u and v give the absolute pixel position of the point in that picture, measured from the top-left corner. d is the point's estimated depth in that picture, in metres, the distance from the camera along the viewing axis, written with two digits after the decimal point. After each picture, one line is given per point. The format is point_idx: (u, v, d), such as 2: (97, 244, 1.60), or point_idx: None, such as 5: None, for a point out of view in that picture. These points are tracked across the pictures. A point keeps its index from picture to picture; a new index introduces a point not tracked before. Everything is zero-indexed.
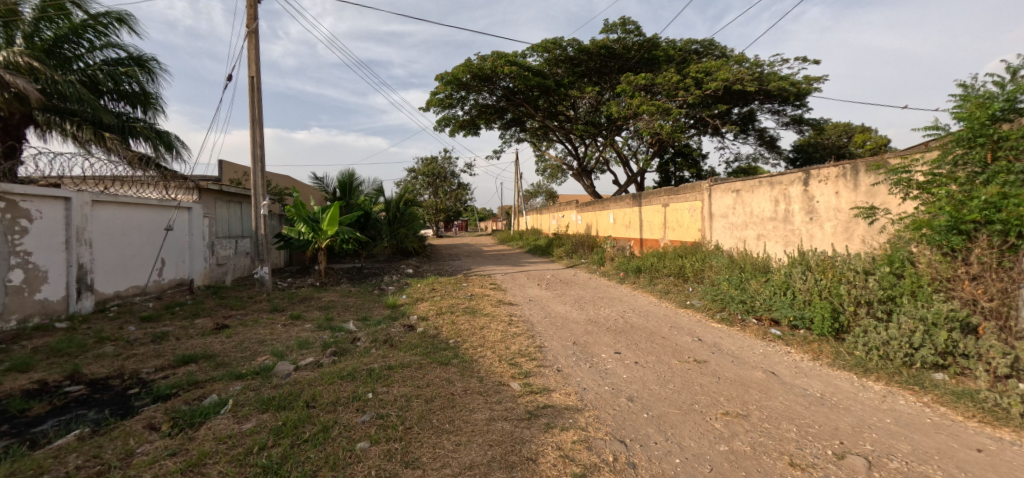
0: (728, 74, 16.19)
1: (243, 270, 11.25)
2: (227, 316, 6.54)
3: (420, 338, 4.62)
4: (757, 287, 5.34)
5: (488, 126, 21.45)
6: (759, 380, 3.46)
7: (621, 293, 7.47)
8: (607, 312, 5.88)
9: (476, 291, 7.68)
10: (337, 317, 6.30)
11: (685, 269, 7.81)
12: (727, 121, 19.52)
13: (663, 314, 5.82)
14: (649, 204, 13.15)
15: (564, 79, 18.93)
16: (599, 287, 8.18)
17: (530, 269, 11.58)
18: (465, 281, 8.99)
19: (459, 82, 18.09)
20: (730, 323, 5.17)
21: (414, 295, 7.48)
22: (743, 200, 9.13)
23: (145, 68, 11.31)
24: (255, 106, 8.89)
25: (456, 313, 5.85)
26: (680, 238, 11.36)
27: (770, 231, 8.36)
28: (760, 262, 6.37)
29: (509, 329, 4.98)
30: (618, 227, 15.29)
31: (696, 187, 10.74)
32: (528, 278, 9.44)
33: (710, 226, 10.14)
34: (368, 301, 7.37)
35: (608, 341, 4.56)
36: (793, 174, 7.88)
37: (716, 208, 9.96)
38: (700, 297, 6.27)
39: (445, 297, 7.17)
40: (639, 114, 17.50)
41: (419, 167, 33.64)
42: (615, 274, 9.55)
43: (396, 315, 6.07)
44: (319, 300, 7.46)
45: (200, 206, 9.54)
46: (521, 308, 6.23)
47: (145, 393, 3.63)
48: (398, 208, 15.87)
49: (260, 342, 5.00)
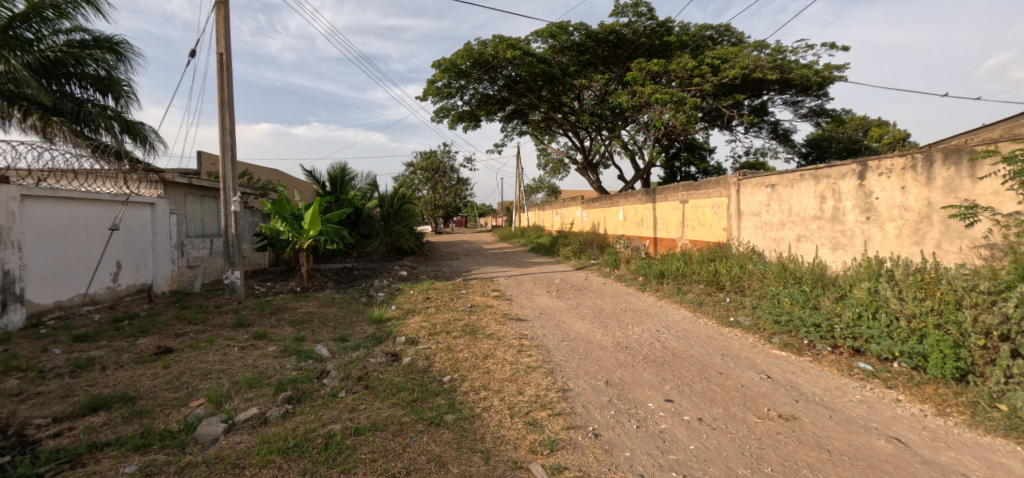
0: (747, 62, 15.09)
1: (217, 273, 10.14)
2: (179, 334, 5.46)
3: (404, 375, 3.54)
4: (831, 306, 4.23)
5: (489, 117, 20.30)
6: (892, 458, 2.40)
7: (646, 305, 6.41)
8: (638, 333, 4.80)
9: (477, 301, 6.60)
10: (309, 336, 5.21)
11: (719, 276, 6.73)
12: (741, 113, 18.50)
13: (709, 336, 4.73)
14: (665, 201, 12.07)
15: (570, 68, 17.82)
16: (618, 296, 7.09)
17: (536, 272, 10.50)
18: (464, 287, 7.92)
19: (458, 70, 16.93)
20: (799, 351, 4.09)
21: (405, 306, 6.41)
22: (779, 196, 8.06)
23: (116, 53, 10.27)
24: (224, 88, 7.79)
25: (453, 333, 4.77)
26: (702, 239, 10.29)
27: (815, 232, 7.30)
28: (819, 272, 5.28)
29: (520, 359, 3.90)
30: (629, 225, 14.21)
31: (721, 182, 9.65)
32: (535, 284, 8.36)
33: (739, 225, 9.06)
34: (350, 314, 6.28)
35: (649, 379, 3.49)
36: (844, 166, 6.82)
37: (746, 205, 8.87)
38: (747, 313, 5.20)
39: (441, 310, 6.10)
40: (651, 104, 16.30)
41: (418, 161, 32.55)
42: (632, 279, 8.47)
43: (381, 335, 4.99)
44: (293, 313, 6.37)
45: (164, 201, 8.46)
46: (532, 325, 5.16)
47: (7, 469, 2.54)
48: (394, 204, 14.72)
49: (202, 377, 3.91)
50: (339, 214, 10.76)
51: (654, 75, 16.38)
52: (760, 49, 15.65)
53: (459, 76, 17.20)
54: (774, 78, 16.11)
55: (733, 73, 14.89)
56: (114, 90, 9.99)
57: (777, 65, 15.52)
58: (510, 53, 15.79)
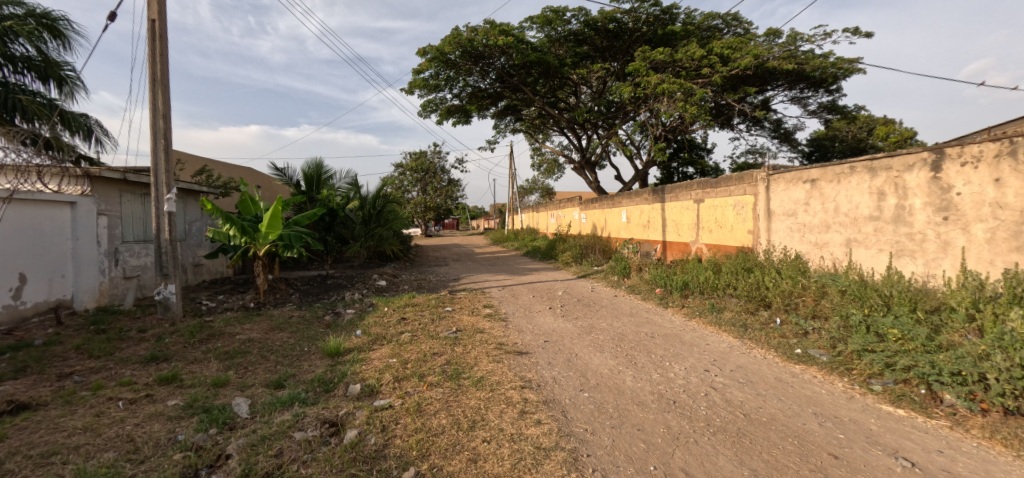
0: (759, 51, 13.83)
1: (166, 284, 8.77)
2: (62, 377, 4.05)
3: (340, 470, 2.20)
4: (972, 346, 2.95)
5: (481, 113, 18.98)
6: None
7: (676, 328, 5.12)
8: (683, 374, 3.54)
9: (465, 324, 5.28)
10: (234, 380, 3.85)
11: (763, 290, 5.47)
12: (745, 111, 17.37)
13: (781, 379, 3.48)
14: (676, 200, 10.84)
15: (567, 59, 16.59)
16: (637, 314, 5.80)
17: (534, 281, 9.20)
18: (450, 302, 6.59)
19: (447, 60, 15.57)
20: (928, 412, 2.86)
21: (372, 331, 5.05)
22: (823, 193, 6.82)
23: (55, 32, 8.78)
24: (155, 61, 6.40)
25: (430, 378, 3.45)
26: (720, 242, 9.09)
27: (870, 234, 6.10)
28: (912, 291, 4.02)
29: (524, 431, 2.59)
30: (634, 227, 12.99)
31: (746, 178, 8.42)
32: (535, 298, 7.07)
33: (769, 227, 7.81)
34: (301, 342, 4.91)
35: (732, 473, 2.19)
36: (911, 155, 5.62)
37: (778, 203, 7.63)
38: (822, 346, 3.92)
39: (417, 337, 4.73)
40: (658, 97, 15.01)
41: (407, 162, 31.12)
42: (649, 291, 7.20)
43: (329, 381, 3.61)
44: (228, 340, 4.99)
45: (90, 200, 7.09)
46: (536, 362, 3.84)
47: None
48: (375, 206, 13.35)
49: (36, 465, 2.54)
50: (309, 216, 9.30)
51: (659, 66, 15.05)
52: (773, 38, 14.53)
53: (448, 66, 15.84)
54: (787, 71, 14.93)
55: (745, 63, 13.62)
56: (53, 76, 8.64)
57: (790, 55, 14.40)
58: (503, 39, 14.44)
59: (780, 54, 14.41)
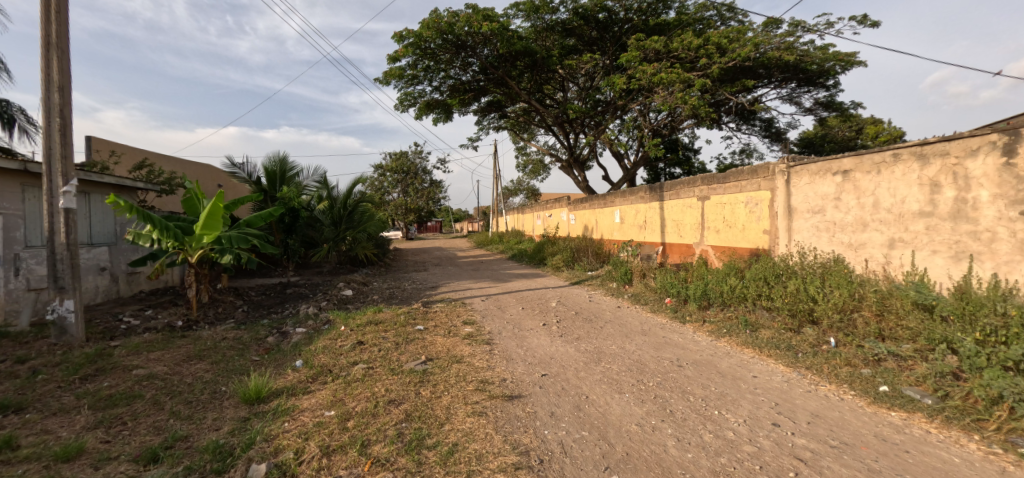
0: (760, 39, 12.95)
1: (96, 295, 7.49)
2: None
3: None
4: None
5: (463, 108, 17.84)
6: None
7: (705, 352, 4.04)
8: (747, 434, 2.46)
9: (439, 349, 4.12)
10: (93, 449, 2.65)
11: (805, 302, 4.45)
12: (733, 109, 16.42)
13: (885, 438, 2.46)
14: (677, 198, 9.87)
15: (554, 51, 15.61)
16: (650, 332, 4.73)
17: (523, 290, 8.10)
18: (423, 318, 5.44)
19: (426, 48, 14.36)
20: None
21: (315, 362, 3.85)
22: (857, 185, 5.87)
23: None
24: (49, 19, 5.10)
25: (378, 450, 2.30)
26: (730, 243, 8.13)
27: (923, 233, 5.13)
28: None
29: None
30: (629, 228, 12.01)
31: (760, 171, 7.44)
32: (524, 310, 5.97)
33: (790, 227, 6.83)
34: (219, 378, 3.71)
35: None
36: (975, 138, 4.69)
37: (801, 199, 6.65)
38: (927, 391, 2.87)
39: (374, 371, 3.56)
40: (653, 88, 14.04)
41: (387, 163, 29.82)
42: (657, 301, 6.17)
43: (229, 452, 2.43)
44: (120, 377, 3.76)
45: None
46: (534, 415, 2.71)
47: None
48: (346, 207, 12.06)
49: None
50: (263, 218, 7.94)
51: (653, 57, 14.11)
52: (772, 28, 13.72)
53: (426, 56, 14.64)
54: (786, 63, 14.13)
55: (744, 53, 12.71)
56: None
57: (790, 46, 13.59)
58: (486, 25, 13.28)
59: (779, 45, 13.59)
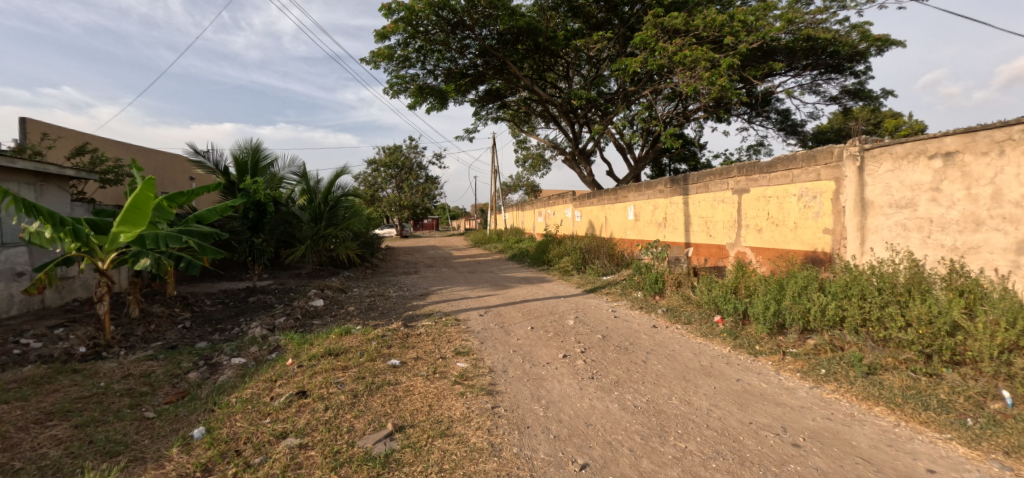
0: (791, 16, 11.59)
1: (9, 307, 6.06)
2: None
3: None
4: None
5: (461, 96, 16.42)
6: None
7: (816, 413, 2.68)
8: None
9: (415, 408, 2.73)
10: None
11: (945, 335, 3.07)
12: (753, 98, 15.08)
13: None
14: (705, 192, 8.52)
15: (560, 31, 14.21)
16: (717, 373, 3.36)
17: (529, 299, 6.75)
18: (400, 345, 4.06)
19: (418, 25, 12.94)
20: None
21: (219, 435, 2.47)
22: (966, 171, 4.48)
23: None
24: None
25: None
26: (777, 245, 6.79)
27: None
28: None
29: None
30: (645, 227, 10.69)
31: (818, 158, 6.08)
32: (535, 332, 4.61)
33: (863, 225, 5.49)
34: (60, 468, 2.30)
35: None
36: None
37: (879, 191, 5.29)
38: None
39: (303, 458, 2.19)
40: (671, 71, 12.68)
41: (380, 158, 28.39)
42: (703, 320, 4.81)
43: None
44: None
45: None
46: None
47: None
48: (326, 202, 10.63)
49: None
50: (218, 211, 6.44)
51: (672, 35, 12.72)
52: (802, 5, 12.35)
53: (419, 34, 13.21)
54: (814, 44, 12.76)
55: (773, 30, 11.33)
56: None
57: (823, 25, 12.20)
58: None
59: (810, 23, 12.21)
